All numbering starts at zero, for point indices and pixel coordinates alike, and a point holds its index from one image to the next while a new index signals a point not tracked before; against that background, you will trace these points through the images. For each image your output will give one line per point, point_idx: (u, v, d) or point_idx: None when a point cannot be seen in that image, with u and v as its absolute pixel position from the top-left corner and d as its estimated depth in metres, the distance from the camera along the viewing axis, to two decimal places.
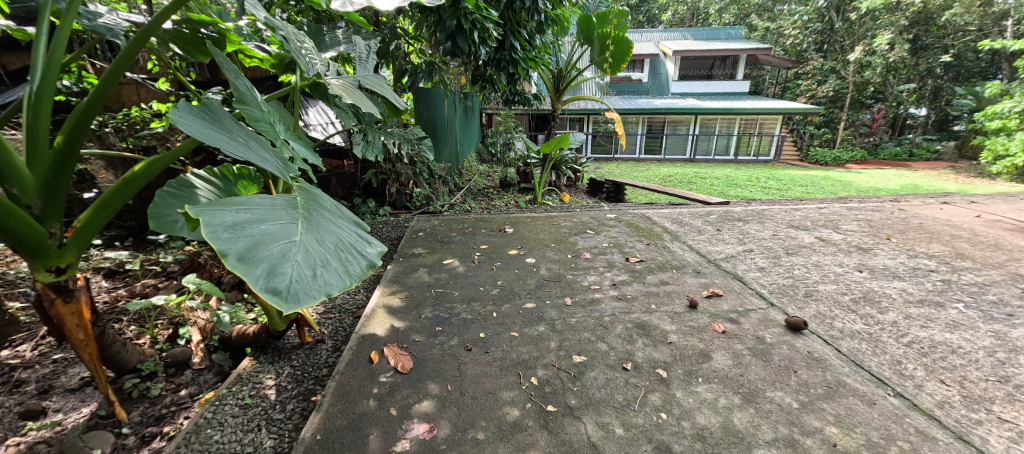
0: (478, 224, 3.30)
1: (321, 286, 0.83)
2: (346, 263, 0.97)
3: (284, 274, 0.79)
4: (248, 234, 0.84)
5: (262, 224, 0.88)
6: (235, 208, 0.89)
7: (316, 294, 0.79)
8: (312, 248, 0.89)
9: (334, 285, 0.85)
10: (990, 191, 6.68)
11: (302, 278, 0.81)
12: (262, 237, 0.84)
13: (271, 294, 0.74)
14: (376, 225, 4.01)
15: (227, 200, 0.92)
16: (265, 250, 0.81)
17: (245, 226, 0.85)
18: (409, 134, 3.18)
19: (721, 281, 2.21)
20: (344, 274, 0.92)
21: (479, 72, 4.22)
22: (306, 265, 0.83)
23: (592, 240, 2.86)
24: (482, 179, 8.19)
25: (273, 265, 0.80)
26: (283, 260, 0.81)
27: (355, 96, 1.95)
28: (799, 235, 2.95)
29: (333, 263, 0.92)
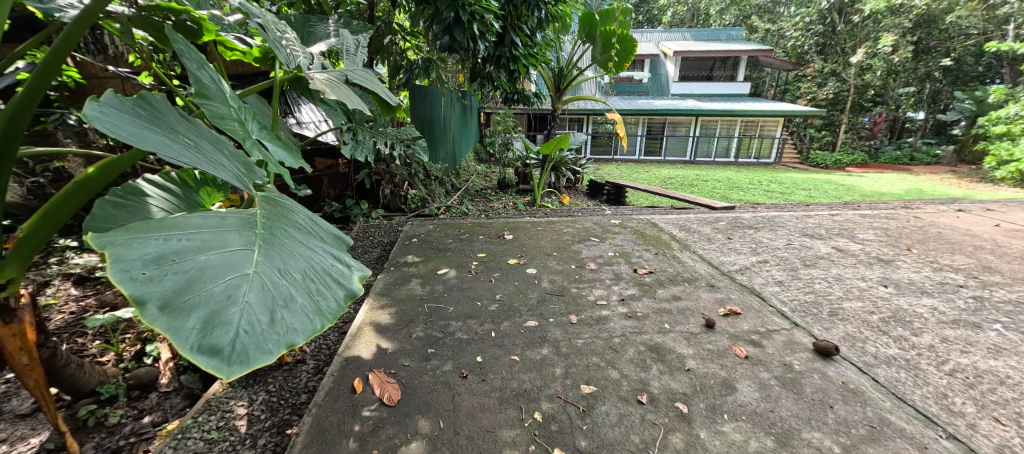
0: (476, 229, 3.13)
1: (281, 335, 0.65)
2: (317, 296, 0.79)
3: (228, 323, 0.60)
4: (181, 270, 0.64)
5: (203, 254, 0.69)
6: (165, 233, 0.69)
7: (271, 350, 0.61)
8: (272, 281, 0.70)
9: (300, 332, 0.67)
10: (996, 197, 6.57)
11: (253, 327, 0.62)
12: (200, 273, 0.65)
13: (207, 355, 0.56)
14: (368, 228, 3.83)
15: (158, 222, 0.72)
16: (202, 292, 0.62)
17: (177, 259, 0.66)
18: (402, 134, 2.99)
19: (738, 297, 2.04)
20: (313, 311, 0.74)
21: (478, 69, 4.04)
22: (261, 308, 0.65)
23: (596, 248, 2.70)
24: (479, 180, 8.01)
25: (213, 312, 0.61)
26: (227, 304, 0.63)
27: (340, 92, 1.75)
28: (815, 244, 2.79)
29: (299, 298, 0.73)
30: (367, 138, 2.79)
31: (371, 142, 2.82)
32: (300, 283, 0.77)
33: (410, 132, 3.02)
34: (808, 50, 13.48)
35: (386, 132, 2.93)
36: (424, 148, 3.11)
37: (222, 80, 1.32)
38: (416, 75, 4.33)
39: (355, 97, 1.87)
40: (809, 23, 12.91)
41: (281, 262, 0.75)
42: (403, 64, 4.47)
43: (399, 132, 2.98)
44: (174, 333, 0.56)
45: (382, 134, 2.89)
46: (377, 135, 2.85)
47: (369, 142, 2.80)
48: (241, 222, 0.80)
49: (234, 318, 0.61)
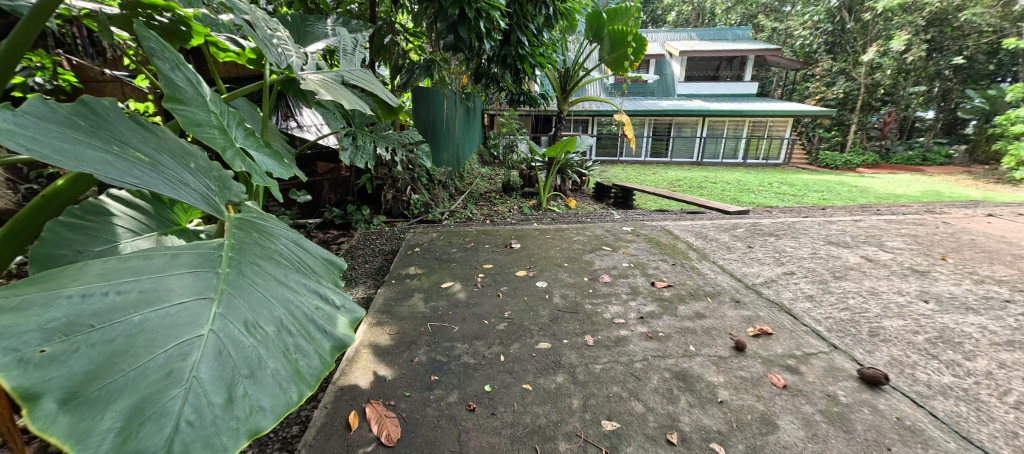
0: (482, 238, 2.98)
1: (241, 420, 0.49)
2: (296, 351, 0.62)
3: (165, 414, 0.44)
4: (105, 340, 0.48)
5: (138, 313, 0.53)
6: (88, 288, 0.53)
7: (226, 445, 0.45)
8: (233, 343, 0.54)
9: (268, 410, 0.52)
10: (1017, 199, 6.34)
11: (201, 415, 0.46)
12: (130, 342, 0.49)
13: None
14: (369, 235, 3.69)
15: (87, 272, 0.57)
16: (132, 371, 0.46)
17: (100, 324, 0.50)
18: (404, 139, 2.83)
19: (768, 314, 1.88)
20: (292, 374, 0.59)
21: (484, 70, 3.90)
22: (216, 383, 0.49)
23: (610, 258, 2.54)
24: (483, 183, 7.88)
25: (143, 398, 0.45)
26: (167, 385, 0.46)
27: (340, 94, 1.62)
28: (842, 254, 2.62)
29: (271, 361, 0.58)
30: (369, 142, 2.67)
31: (371, 146, 2.69)
32: (275, 336, 0.62)
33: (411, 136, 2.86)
34: (817, 49, 13.26)
35: (387, 136, 2.78)
36: (427, 153, 2.96)
37: (202, 81, 1.21)
38: (418, 75, 4.12)
39: (357, 100, 1.74)
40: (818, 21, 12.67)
41: (250, 313, 0.60)
42: (403, 64, 4.27)
43: (401, 135, 2.83)
44: (82, 439, 0.40)
45: (382, 139, 2.74)
46: (377, 139, 2.72)
47: (369, 147, 2.67)
48: (203, 260, 0.64)
49: (175, 403, 0.45)
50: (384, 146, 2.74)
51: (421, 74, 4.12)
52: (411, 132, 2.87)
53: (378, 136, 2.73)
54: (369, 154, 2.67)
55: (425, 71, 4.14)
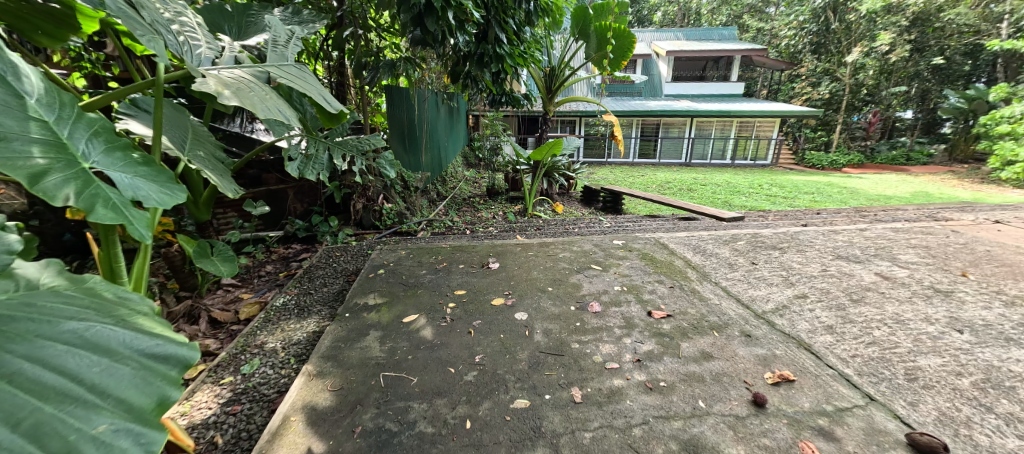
0: (456, 255, 2.65)
1: None
2: None
3: None
4: None
5: None
6: None
7: None
8: None
9: None
10: (1005, 200, 6.28)
11: None
12: None
13: None
14: (333, 250, 3.32)
15: None
16: None
17: None
18: (364, 147, 2.46)
19: (786, 353, 1.60)
20: None
21: (460, 69, 3.59)
22: None
23: (599, 280, 2.24)
24: (467, 187, 7.55)
25: None
26: None
27: (257, 99, 1.28)
28: (855, 271, 2.37)
29: None
30: (322, 150, 2.33)
31: (325, 155, 2.35)
32: None
33: (373, 141, 2.48)
34: (802, 49, 13.29)
35: (345, 142, 2.43)
36: (391, 163, 2.58)
37: (22, 77, 0.90)
38: (382, 73, 3.78)
39: (285, 105, 1.42)
40: (803, 22, 12.68)
41: None
42: (368, 61, 3.89)
43: (362, 140, 2.46)
44: None
45: (338, 146, 2.39)
46: (332, 146, 2.37)
47: (322, 156, 2.34)
48: None
49: None
50: (340, 155, 2.38)
51: (384, 72, 3.77)
52: (374, 138, 2.50)
53: (334, 143, 2.38)
54: (321, 164, 2.32)
55: (389, 69, 3.78)
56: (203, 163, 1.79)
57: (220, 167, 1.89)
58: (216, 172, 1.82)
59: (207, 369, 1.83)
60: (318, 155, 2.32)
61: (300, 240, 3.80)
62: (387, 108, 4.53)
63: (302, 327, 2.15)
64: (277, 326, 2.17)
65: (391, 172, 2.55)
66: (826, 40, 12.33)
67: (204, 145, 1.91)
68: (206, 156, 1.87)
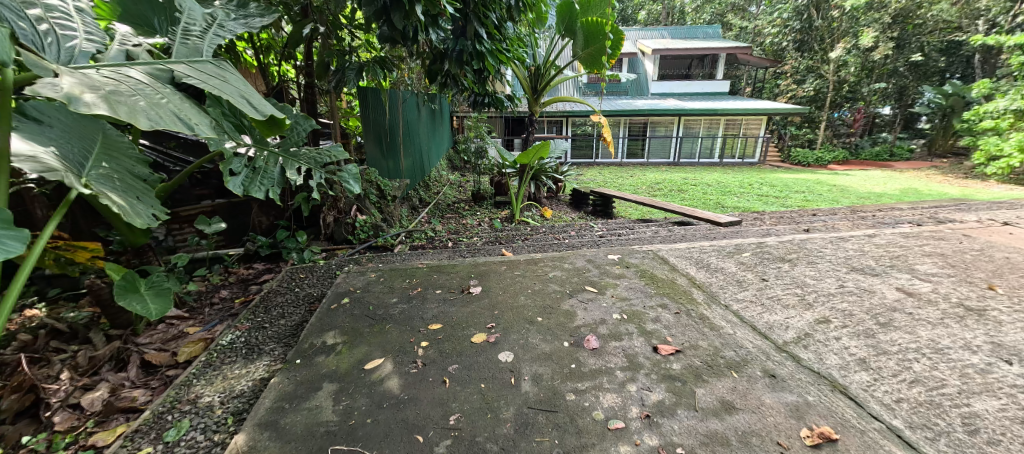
0: (433, 278, 2.35)
1: None
2: None
3: None
4: None
5: None
6: None
7: None
8: None
9: None
10: (994, 195, 6.25)
11: None
12: None
13: None
14: (297, 271, 2.99)
15: None
16: None
17: None
18: (323, 158, 2.14)
19: (821, 401, 1.34)
20: None
21: (437, 69, 3.29)
22: None
23: (595, 306, 1.97)
24: (451, 192, 7.25)
25: None
26: None
27: (144, 104, 1.05)
28: (874, 286, 2.15)
29: None
30: (273, 162, 2.00)
31: (277, 168, 2.01)
32: None
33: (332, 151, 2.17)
34: (786, 47, 13.32)
35: (301, 153, 2.11)
36: (354, 177, 2.25)
37: None
38: (348, 76, 3.46)
39: (193, 111, 1.18)
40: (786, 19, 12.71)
41: None
42: (332, 61, 3.55)
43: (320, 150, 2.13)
44: None
45: (292, 157, 2.07)
46: (285, 158, 2.05)
47: (272, 169, 2.00)
48: None
49: None
50: (295, 169, 2.05)
51: (350, 75, 3.46)
52: (334, 148, 2.19)
53: (287, 155, 2.06)
54: (273, 178, 1.98)
55: (355, 71, 3.47)
56: (108, 184, 1.45)
57: (136, 188, 1.57)
58: (127, 195, 1.50)
59: (121, 436, 1.48)
60: (268, 168, 1.98)
61: (263, 258, 3.44)
62: (361, 112, 4.22)
63: (248, 375, 1.81)
64: (218, 373, 1.84)
65: (355, 187, 2.22)
66: (809, 38, 12.34)
67: (117, 160, 1.55)
68: (117, 174, 1.53)
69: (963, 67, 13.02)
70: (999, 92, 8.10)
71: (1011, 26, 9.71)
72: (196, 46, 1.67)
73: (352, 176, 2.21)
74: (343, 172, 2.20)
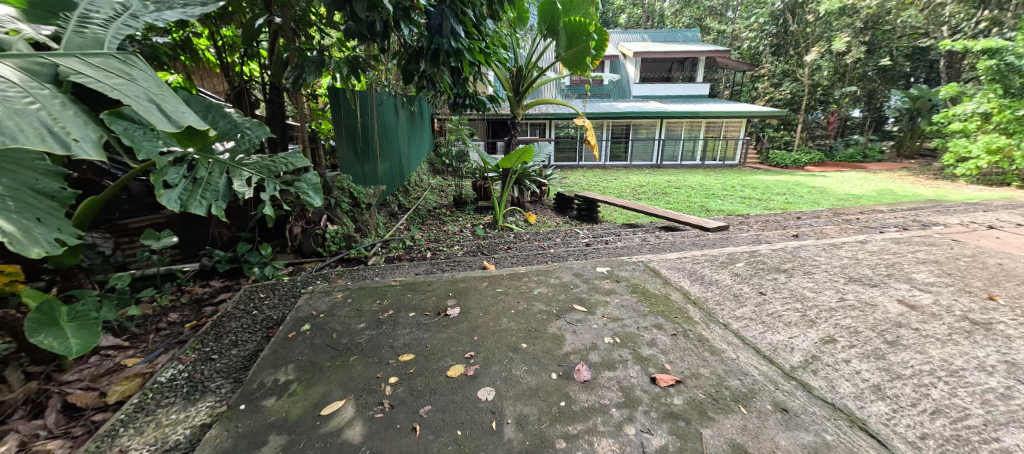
0: (406, 298, 2.12)
1: None
2: None
3: None
4: None
5: None
6: None
7: None
8: None
9: None
10: (966, 196, 6.43)
11: None
12: None
13: None
14: (258, 288, 2.72)
15: None
16: None
17: None
18: (278, 167, 1.90)
19: (841, 441, 1.19)
20: None
21: (413, 68, 3.09)
22: None
23: (585, 329, 1.80)
24: (432, 197, 7.02)
25: None
26: None
27: (3, 110, 1.07)
28: (875, 299, 2.04)
29: None
30: (218, 173, 1.76)
31: (222, 180, 1.77)
32: None
33: (288, 159, 1.93)
34: (763, 51, 13.60)
35: (253, 161, 1.86)
36: (314, 187, 2.00)
37: None
38: (307, 71, 3.18)
39: (74, 120, 1.20)
40: (763, 24, 12.99)
41: None
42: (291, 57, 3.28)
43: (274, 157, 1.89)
44: None
45: (241, 166, 1.82)
46: (232, 167, 1.81)
47: (217, 180, 1.75)
48: None
49: None
50: (244, 179, 1.80)
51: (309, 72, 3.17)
52: (292, 156, 1.95)
53: (235, 163, 1.81)
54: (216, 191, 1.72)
55: (315, 68, 3.20)
56: None
57: (37, 207, 1.38)
58: (21, 216, 1.32)
59: None
60: (212, 179, 1.74)
61: (221, 274, 3.14)
62: (332, 114, 3.97)
63: (186, 420, 1.55)
64: (152, 418, 1.57)
65: (315, 199, 1.97)
66: (785, 42, 12.63)
67: (16, 176, 1.38)
68: (11, 192, 1.34)
69: (928, 72, 13.56)
70: (966, 95, 8.40)
71: (973, 32, 10.12)
72: (96, 38, 1.44)
73: (312, 187, 1.97)
74: (301, 182, 1.95)
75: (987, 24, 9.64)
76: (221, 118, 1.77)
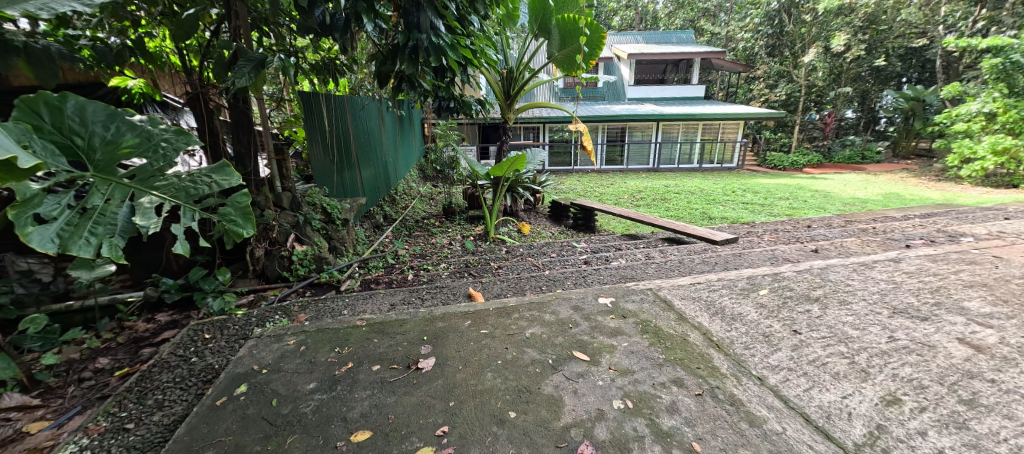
0: (372, 344, 1.76)
1: None
2: None
3: None
4: None
5: None
6: None
7: None
8: None
9: None
10: (976, 200, 6.20)
11: None
12: None
13: None
14: (207, 325, 2.35)
15: None
16: None
17: None
18: (198, 188, 1.53)
19: None
20: None
21: (388, 70, 2.73)
22: None
23: (589, 390, 1.44)
24: (421, 205, 6.68)
25: None
26: None
27: None
28: (931, 338, 1.71)
29: None
30: (118, 200, 1.42)
31: (124, 208, 1.43)
32: None
33: (212, 177, 1.56)
34: (758, 52, 13.44)
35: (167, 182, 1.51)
36: (244, 213, 1.64)
37: None
38: (243, 69, 2.60)
39: None
40: (758, 24, 12.82)
41: None
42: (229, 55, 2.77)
43: (194, 177, 1.52)
44: None
45: (149, 189, 1.47)
46: (138, 191, 1.46)
47: (117, 209, 1.42)
48: None
49: None
50: (150, 207, 1.45)
51: (243, 74, 2.57)
52: (218, 172, 1.58)
53: (142, 185, 1.46)
54: (111, 224, 1.39)
55: (252, 67, 2.62)
56: None
57: None
58: None
59: None
60: (108, 209, 1.40)
61: (171, 305, 2.75)
62: (303, 123, 3.58)
63: None
64: None
65: (246, 228, 1.63)
66: (780, 42, 12.43)
67: None
68: None
69: (921, 71, 13.49)
70: (968, 95, 8.21)
71: (972, 31, 9.97)
72: None
73: (241, 214, 1.62)
74: (228, 207, 1.60)
75: (985, 23, 9.50)
76: (129, 127, 1.38)
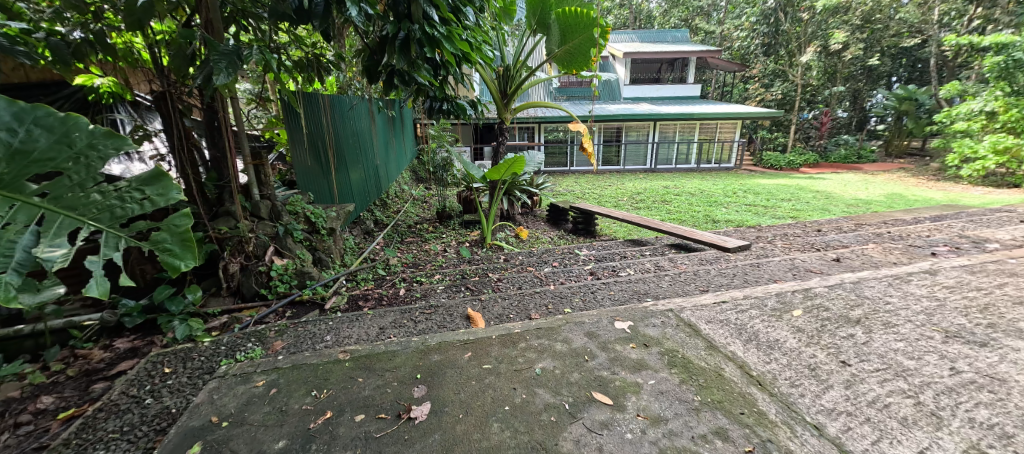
0: (355, 386, 1.50)
1: None
2: None
3: None
4: None
5: None
6: None
7: None
8: None
9: None
10: (979, 200, 6.10)
11: None
12: None
13: None
14: (169, 353, 2.07)
15: None
16: None
17: None
18: (126, 209, 1.35)
19: None
20: None
21: (376, 66, 2.46)
22: None
23: (617, 447, 1.19)
24: (414, 209, 6.42)
25: None
26: None
27: None
28: (999, 369, 1.50)
29: None
30: (21, 225, 1.16)
31: (26, 235, 1.19)
32: None
33: (145, 193, 1.37)
34: (754, 51, 13.34)
35: (87, 199, 1.29)
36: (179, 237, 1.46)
37: None
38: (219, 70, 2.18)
39: None
40: (754, 23, 12.69)
41: None
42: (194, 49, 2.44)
43: (122, 193, 1.33)
44: None
45: (64, 210, 1.25)
46: (48, 213, 1.23)
47: (15, 237, 1.17)
48: None
49: None
50: (61, 234, 1.25)
51: (219, 70, 2.17)
52: (151, 188, 1.39)
53: (54, 205, 1.23)
54: (5, 256, 1.15)
55: (228, 62, 2.22)
56: None
57: None
58: None
59: None
60: (5, 238, 1.14)
61: (133, 329, 2.45)
62: (285, 127, 3.34)
63: None
64: None
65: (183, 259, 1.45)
66: (775, 41, 12.34)
67: None
68: None
69: (912, 70, 13.54)
70: (967, 93, 8.13)
71: (967, 30, 9.95)
72: None
73: (179, 242, 1.44)
74: (161, 232, 1.41)
75: (980, 22, 9.48)
76: (45, 131, 1.13)
